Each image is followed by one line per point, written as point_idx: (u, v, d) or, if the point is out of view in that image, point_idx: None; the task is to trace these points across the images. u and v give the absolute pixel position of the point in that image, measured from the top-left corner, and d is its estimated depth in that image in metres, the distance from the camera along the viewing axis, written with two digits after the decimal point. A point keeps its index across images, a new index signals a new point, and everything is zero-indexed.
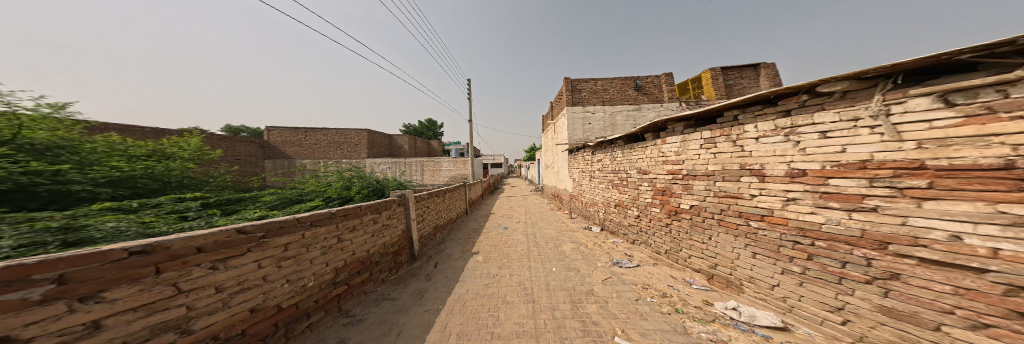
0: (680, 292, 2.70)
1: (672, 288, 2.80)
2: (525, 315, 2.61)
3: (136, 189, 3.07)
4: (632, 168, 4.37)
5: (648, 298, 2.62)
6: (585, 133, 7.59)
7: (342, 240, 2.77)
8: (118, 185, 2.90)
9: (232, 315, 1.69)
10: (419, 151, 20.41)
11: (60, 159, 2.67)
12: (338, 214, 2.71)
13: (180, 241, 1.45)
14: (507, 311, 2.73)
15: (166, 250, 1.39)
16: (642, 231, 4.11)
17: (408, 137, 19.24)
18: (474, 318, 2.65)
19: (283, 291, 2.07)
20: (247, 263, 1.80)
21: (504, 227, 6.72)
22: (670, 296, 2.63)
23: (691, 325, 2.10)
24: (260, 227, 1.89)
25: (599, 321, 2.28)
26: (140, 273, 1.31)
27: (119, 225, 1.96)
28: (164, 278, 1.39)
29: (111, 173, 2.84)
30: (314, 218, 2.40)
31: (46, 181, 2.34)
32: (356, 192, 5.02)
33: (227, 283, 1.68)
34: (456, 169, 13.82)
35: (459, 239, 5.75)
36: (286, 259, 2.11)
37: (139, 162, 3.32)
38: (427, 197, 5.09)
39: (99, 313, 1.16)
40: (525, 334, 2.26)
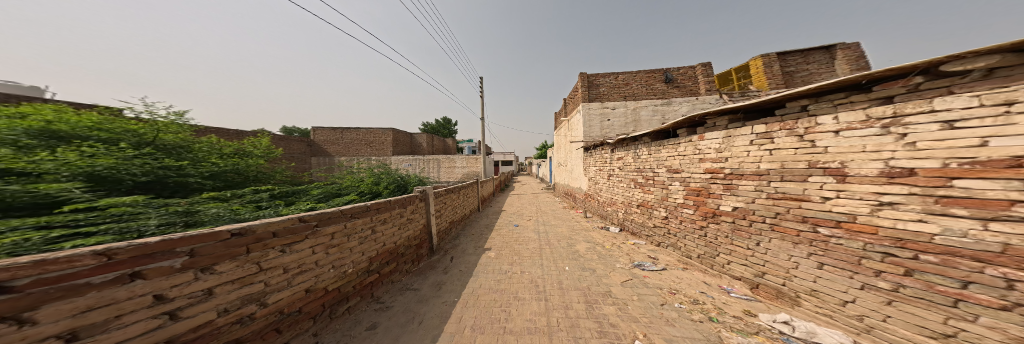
0: (715, 300, 2.54)
1: (705, 295, 2.65)
2: (538, 312, 2.62)
3: (230, 182, 3.51)
4: (660, 166, 4.17)
5: (676, 303, 2.50)
6: (605, 130, 7.36)
7: (376, 231, 2.97)
8: (217, 178, 3.35)
9: (294, 293, 1.91)
10: (436, 149, 21.03)
11: (182, 157, 3.20)
12: (372, 208, 2.89)
13: (262, 226, 1.67)
14: (516, 309, 2.72)
15: (254, 234, 1.62)
16: (672, 233, 3.92)
17: (425, 135, 19.89)
18: (487, 312, 2.71)
19: (331, 274, 2.29)
20: (305, 248, 2.02)
21: (515, 225, 6.74)
22: (703, 303, 2.48)
23: (729, 335, 1.97)
24: (316, 217, 2.10)
25: (618, 324, 2.22)
26: (237, 251, 1.53)
27: (219, 212, 2.26)
28: (252, 257, 1.62)
29: (213, 168, 3.31)
30: (354, 210, 2.59)
31: (173, 174, 2.76)
32: (384, 187, 5.31)
33: (292, 265, 1.90)
34: (469, 166, 14.03)
35: (471, 235, 5.88)
36: (335, 247, 2.33)
37: (229, 160, 3.77)
38: (443, 193, 5.27)
39: (211, 283, 1.40)
40: (536, 331, 2.28)
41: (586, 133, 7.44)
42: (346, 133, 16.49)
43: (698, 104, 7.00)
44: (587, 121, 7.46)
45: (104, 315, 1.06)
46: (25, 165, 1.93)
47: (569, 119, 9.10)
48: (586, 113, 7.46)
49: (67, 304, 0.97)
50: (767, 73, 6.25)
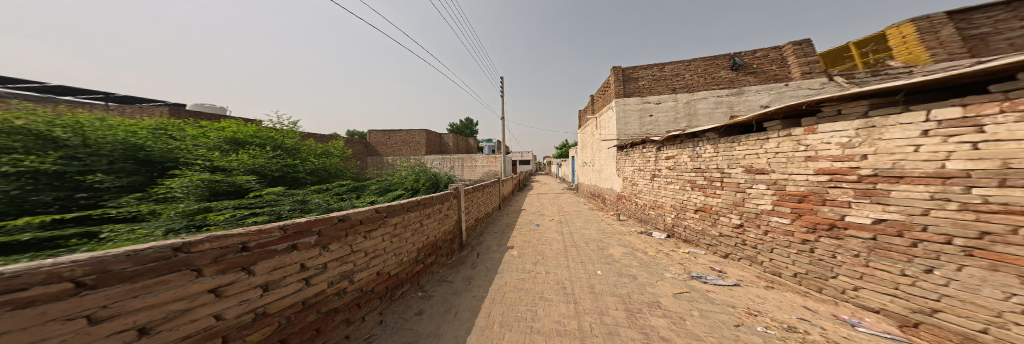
0: (819, 329, 2.05)
1: (804, 322, 2.16)
2: (566, 314, 2.54)
3: (323, 176, 5.12)
4: (732, 166, 3.65)
5: (759, 327, 2.12)
6: (644, 127, 6.95)
7: (423, 224, 3.30)
8: (313, 174, 4.85)
9: (367, 275, 2.27)
10: (461, 148, 21.85)
11: (298, 156, 4.90)
12: (420, 203, 3.21)
13: (355, 215, 2.12)
14: (545, 309, 2.69)
15: (351, 220, 2.07)
16: (755, 248, 3.30)
17: (452, 135, 20.73)
18: (513, 309, 2.70)
19: (391, 262, 2.62)
20: (380, 235, 2.44)
21: (536, 224, 6.66)
22: (802, 331, 2.03)
23: None
24: (385, 210, 2.50)
25: (670, 338, 2.04)
26: (341, 235, 1.99)
27: (318, 201, 3.35)
28: (348, 240, 2.07)
29: (313, 166, 4.88)
30: (409, 204, 2.95)
31: (292, 171, 4.38)
32: (422, 183, 5.70)
33: (370, 250, 2.32)
34: (490, 165, 14.23)
35: (495, 233, 5.94)
36: (397, 236, 2.72)
37: (323, 159, 5.37)
38: (471, 191, 5.46)
39: (326, 258, 1.87)
40: (568, 334, 2.21)
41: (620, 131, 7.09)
42: (382, 136, 17.89)
43: (783, 90, 6.29)
44: (621, 118, 7.11)
45: (279, 274, 1.52)
46: (226, 164, 3.36)
47: (598, 117, 8.74)
48: (619, 109, 7.13)
49: (266, 263, 1.45)
50: (930, 40, 4.15)
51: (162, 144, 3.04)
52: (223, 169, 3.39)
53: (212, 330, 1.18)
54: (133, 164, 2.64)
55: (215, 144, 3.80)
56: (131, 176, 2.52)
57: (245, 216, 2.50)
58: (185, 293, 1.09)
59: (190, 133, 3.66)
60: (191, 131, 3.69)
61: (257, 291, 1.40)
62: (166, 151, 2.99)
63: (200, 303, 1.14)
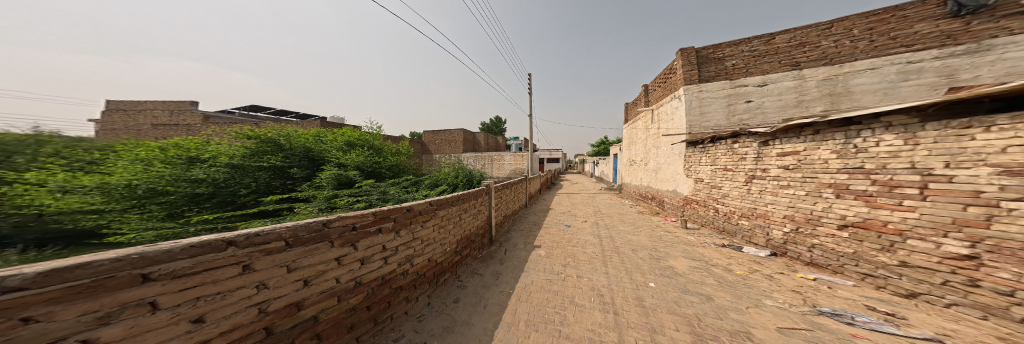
0: None
1: None
2: (603, 324, 2.27)
3: (398, 169, 6.72)
4: (960, 163, 2.32)
5: None
6: (732, 117, 5.47)
7: (465, 218, 3.58)
8: (393, 169, 6.57)
9: (420, 260, 2.63)
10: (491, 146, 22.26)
11: (383, 154, 6.74)
12: (460, 197, 3.42)
13: (418, 206, 2.54)
14: (576, 314, 2.46)
15: (414, 210, 2.50)
16: (1008, 297, 2.06)
17: (483, 133, 21.23)
18: (541, 310, 2.52)
19: (438, 250, 2.94)
20: (434, 225, 2.84)
21: (567, 225, 6.31)
22: None
23: None
24: (433, 203, 2.83)
25: None
26: (409, 222, 2.45)
27: (394, 191, 4.83)
28: (412, 228, 2.50)
29: (393, 162, 6.60)
30: (451, 199, 3.20)
31: (380, 166, 6.21)
32: (459, 180, 5.81)
33: (427, 237, 2.73)
34: (517, 163, 14.12)
35: (521, 231, 5.79)
36: (446, 227, 3.10)
37: (398, 159, 6.98)
38: (499, 188, 5.39)
39: (397, 242, 2.33)
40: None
41: (693, 123, 5.88)
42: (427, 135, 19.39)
43: None
44: (693, 107, 5.91)
45: (369, 252, 2.02)
46: (342, 162, 5.36)
47: (658, 108, 7.65)
48: (691, 98, 5.95)
49: (363, 242, 1.97)
50: None
51: (320, 152, 5.46)
52: (343, 165, 5.49)
53: (334, 287, 1.75)
54: (306, 161, 5.15)
55: (340, 146, 6.08)
56: (301, 170, 4.91)
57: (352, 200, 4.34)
58: (324, 259, 1.67)
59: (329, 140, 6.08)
60: (330, 139, 6.09)
61: (358, 263, 1.93)
62: (321, 154, 5.44)
63: (329, 267, 1.71)
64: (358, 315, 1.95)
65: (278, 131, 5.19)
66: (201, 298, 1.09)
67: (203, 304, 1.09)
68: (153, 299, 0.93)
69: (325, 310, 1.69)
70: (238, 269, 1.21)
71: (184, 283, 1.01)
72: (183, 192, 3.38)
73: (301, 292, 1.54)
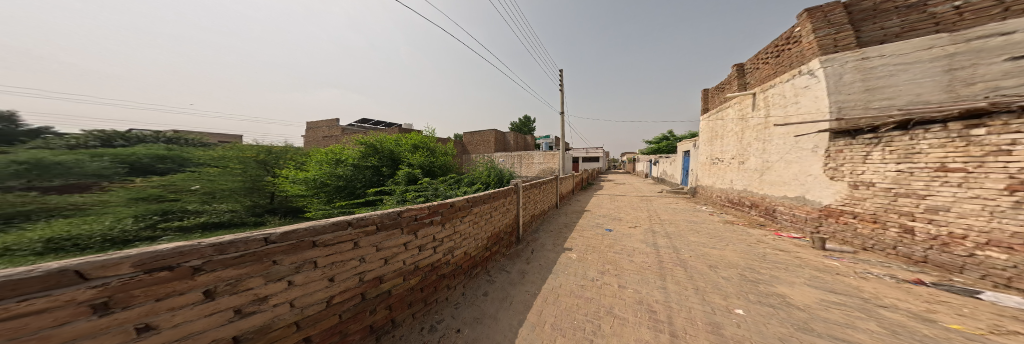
0: None
1: None
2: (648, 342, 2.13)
3: (449, 167, 7.49)
4: None
5: None
6: (960, 88, 3.26)
7: (497, 217, 3.87)
8: (447, 167, 7.42)
9: (459, 252, 2.99)
10: (520, 145, 22.55)
11: (442, 154, 7.52)
12: (492, 195, 3.68)
13: (458, 201, 2.94)
14: (612, 325, 2.39)
15: (456, 206, 2.90)
16: None
17: (513, 133, 21.69)
18: (569, 315, 2.58)
19: (472, 244, 3.28)
20: (472, 218, 3.23)
21: (607, 229, 6.00)
22: None
23: None
24: (470, 201, 3.18)
25: None
26: (453, 215, 2.87)
27: (444, 191, 5.44)
28: (454, 221, 2.91)
29: (446, 161, 7.35)
30: (484, 196, 3.49)
31: (438, 164, 7.09)
32: (490, 179, 6.16)
33: (466, 230, 3.13)
34: (547, 162, 13.96)
35: (549, 231, 5.83)
36: (481, 223, 3.44)
37: (449, 159, 7.69)
38: (528, 188, 5.49)
39: (445, 232, 2.76)
40: None
41: (857, 103, 4.06)
42: (466, 136, 20.88)
43: None
44: (848, 84, 4.21)
45: (426, 239, 2.50)
46: (410, 165, 6.52)
47: (768, 91, 5.93)
48: (839, 71, 4.29)
49: (422, 231, 2.44)
50: None
51: (399, 154, 7.05)
52: (412, 165, 6.69)
53: (400, 268, 2.22)
54: (389, 162, 6.96)
55: (413, 145, 7.32)
56: (387, 169, 6.87)
57: (417, 196, 5.34)
58: (395, 244, 2.16)
59: (409, 141, 7.37)
60: (411, 140, 7.35)
61: (416, 250, 2.38)
62: (399, 155, 7.03)
63: (400, 250, 2.21)
64: (414, 294, 2.40)
65: (377, 138, 7.19)
66: (330, 263, 1.66)
67: (330, 268, 1.66)
68: (315, 259, 1.56)
69: (393, 286, 2.16)
70: (351, 245, 1.78)
71: (325, 251, 1.62)
72: (335, 185, 6.61)
73: (380, 269, 2.03)
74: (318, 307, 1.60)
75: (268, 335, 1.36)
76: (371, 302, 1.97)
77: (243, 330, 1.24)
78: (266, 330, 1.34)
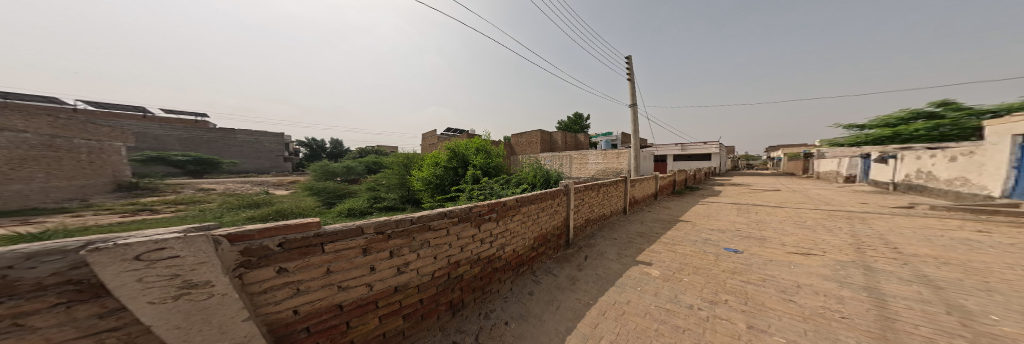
0: None
1: None
2: None
3: (501, 167, 8.20)
4: None
5: None
6: None
7: (551, 219, 3.91)
8: (500, 167, 8.15)
9: (510, 249, 3.03)
10: (569, 144, 20.63)
11: (497, 154, 8.29)
12: (540, 196, 3.53)
13: (512, 199, 3.03)
14: None
15: (508, 204, 2.98)
16: None
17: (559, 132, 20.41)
18: (636, 334, 2.23)
19: (521, 243, 3.25)
20: (529, 215, 3.31)
21: (730, 250, 4.49)
22: None
23: None
24: (519, 200, 3.14)
25: None
26: (513, 211, 3.04)
27: (499, 191, 6.10)
28: (509, 217, 3.01)
29: (500, 161, 8.07)
30: (532, 197, 3.39)
31: (494, 164, 7.91)
32: (536, 179, 6.30)
33: (523, 228, 3.25)
34: (604, 162, 12.08)
35: (604, 238, 5.16)
36: (535, 223, 3.49)
37: (500, 158, 8.38)
38: (582, 189, 4.96)
39: (504, 226, 2.94)
40: None
41: None
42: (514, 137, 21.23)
43: None
44: None
45: (497, 231, 2.83)
46: (475, 168, 7.66)
47: None
48: None
49: (486, 225, 2.72)
50: None
51: (468, 157, 8.23)
52: (477, 167, 7.82)
53: (467, 257, 2.54)
54: (460, 163, 8.36)
55: (476, 146, 8.42)
56: (459, 169, 8.29)
57: (480, 196, 6.24)
58: (467, 235, 2.53)
59: (471, 143, 8.52)
60: (472, 143, 8.49)
61: (478, 243, 2.64)
62: (466, 157, 8.31)
63: (474, 239, 2.61)
64: (477, 281, 2.75)
65: (455, 143, 8.75)
66: (435, 244, 2.25)
67: (431, 249, 2.23)
68: (432, 240, 2.22)
69: (464, 272, 2.52)
70: (445, 232, 2.32)
71: (435, 234, 2.24)
72: (433, 182, 8.68)
73: (456, 255, 2.45)
74: (421, 279, 2.16)
75: (407, 290, 2.05)
76: (445, 283, 2.36)
77: (398, 283, 1.99)
78: (407, 285, 2.05)
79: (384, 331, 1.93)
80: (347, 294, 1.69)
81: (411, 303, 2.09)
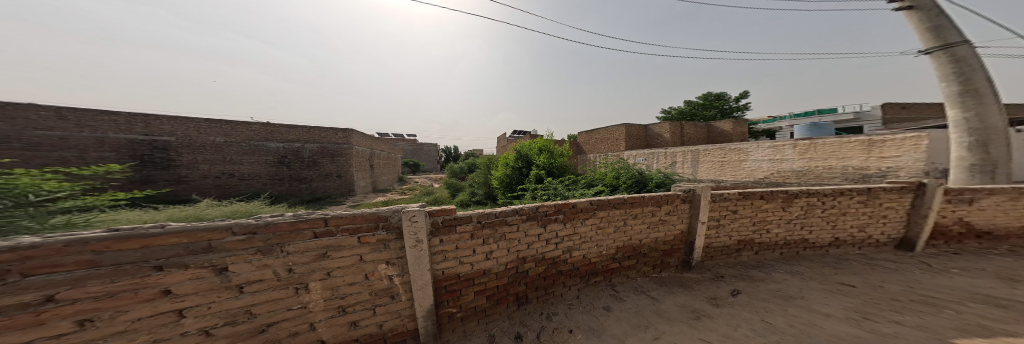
0: None
1: None
2: None
3: (562, 170, 7.02)
4: None
5: None
6: None
7: (660, 233, 3.13)
8: (562, 171, 6.99)
9: (578, 254, 2.85)
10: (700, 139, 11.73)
11: (560, 158, 7.20)
12: (627, 201, 2.99)
13: (581, 203, 2.84)
14: None
15: (578, 206, 2.82)
16: None
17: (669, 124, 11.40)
18: None
19: (595, 250, 2.93)
20: (617, 219, 2.97)
21: None
22: None
23: None
24: (594, 203, 2.88)
25: None
26: (587, 213, 2.87)
27: (562, 192, 4.40)
28: (574, 222, 2.84)
29: (561, 164, 6.96)
30: (614, 201, 2.95)
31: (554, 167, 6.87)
32: (621, 180, 4.23)
33: (606, 239, 2.97)
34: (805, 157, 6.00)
35: (803, 278, 2.76)
36: (625, 235, 3.02)
37: (562, 160, 7.21)
38: (738, 199, 3.13)
39: (575, 229, 2.85)
40: None
41: None
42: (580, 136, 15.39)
43: None
44: None
45: (567, 232, 2.82)
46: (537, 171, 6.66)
47: None
48: None
49: (551, 225, 2.78)
50: None
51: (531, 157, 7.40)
52: (539, 169, 6.79)
53: (533, 255, 2.73)
54: (521, 162, 7.43)
55: (539, 146, 7.52)
56: (518, 169, 7.36)
57: (538, 196, 4.75)
58: (533, 233, 2.72)
59: (533, 143, 7.67)
60: (534, 143, 7.65)
61: (542, 242, 2.75)
62: (529, 158, 7.42)
63: (546, 238, 2.76)
64: (541, 282, 2.76)
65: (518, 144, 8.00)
66: (509, 238, 2.65)
67: (507, 242, 2.65)
68: (513, 235, 2.66)
69: (529, 268, 2.72)
70: (514, 228, 2.66)
71: (510, 229, 2.65)
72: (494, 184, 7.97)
73: (524, 251, 2.71)
74: (498, 267, 2.62)
75: (490, 273, 2.59)
76: (514, 275, 2.67)
77: (484, 267, 2.57)
78: (489, 271, 2.59)
79: (475, 305, 2.53)
80: (464, 267, 2.47)
81: (490, 287, 2.59)
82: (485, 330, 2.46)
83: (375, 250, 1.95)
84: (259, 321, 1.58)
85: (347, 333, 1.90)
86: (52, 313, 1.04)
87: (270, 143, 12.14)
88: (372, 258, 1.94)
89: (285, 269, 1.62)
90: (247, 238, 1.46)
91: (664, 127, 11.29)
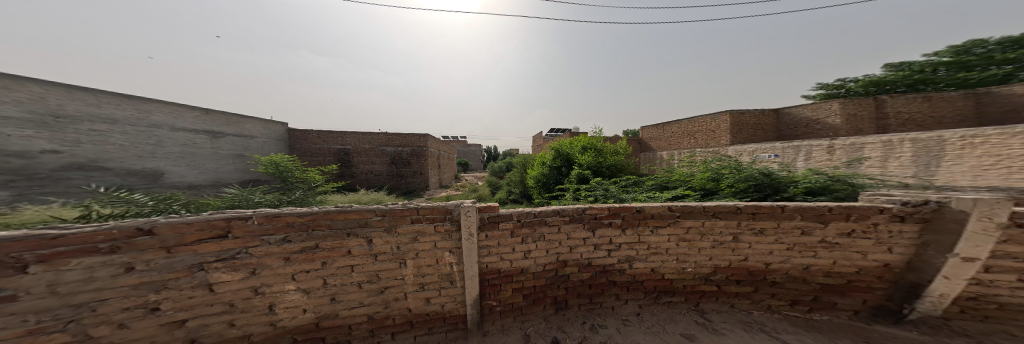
0: None
1: None
2: None
3: (611, 170, 6.02)
4: None
5: None
6: None
7: (817, 260, 1.95)
8: (612, 173, 6.01)
9: (640, 265, 2.21)
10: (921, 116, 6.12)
11: (612, 158, 6.18)
12: (745, 211, 1.95)
13: (650, 207, 2.09)
14: None
15: (646, 212, 2.10)
16: None
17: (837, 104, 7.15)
18: None
19: (674, 265, 2.18)
20: (726, 234, 2.04)
21: None
22: None
23: None
24: (675, 208, 2.05)
25: None
26: (665, 223, 2.10)
27: (616, 195, 3.47)
28: (638, 230, 2.15)
29: (609, 163, 6.00)
30: (719, 208, 1.99)
31: (601, 168, 5.91)
32: (727, 184, 3.11)
33: (701, 257, 2.13)
34: None
35: None
36: (738, 255, 2.06)
37: (612, 159, 6.16)
38: None
39: (639, 237, 2.16)
40: None
41: None
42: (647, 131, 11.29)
43: None
44: None
45: (628, 240, 2.18)
46: (580, 171, 5.75)
47: None
48: None
49: (603, 231, 2.18)
50: None
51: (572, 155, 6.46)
52: (584, 170, 5.81)
53: (576, 259, 2.25)
54: (561, 162, 6.56)
55: (583, 144, 6.59)
56: (558, 169, 6.49)
57: (583, 199, 3.87)
58: (578, 237, 2.20)
59: (575, 140, 6.77)
60: (578, 140, 6.72)
61: (589, 247, 2.21)
62: (571, 157, 6.48)
63: (599, 244, 2.20)
64: (586, 289, 2.31)
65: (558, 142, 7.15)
66: (549, 239, 2.19)
67: (546, 243, 2.21)
68: (559, 239, 2.20)
69: (571, 273, 2.27)
70: (556, 230, 2.17)
71: (550, 230, 2.18)
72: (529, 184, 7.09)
73: (564, 254, 2.24)
74: (537, 268, 2.24)
75: (528, 273, 2.24)
76: (553, 278, 2.28)
77: (522, 266, 2.21)
78: (526, 271, 2.23)
79: (513, 301, 2.28)
80: (505, 264, 2.18)
81: (528, 286, 2.27)
82: (519, 329, 2.19)
83: (448, 239, 2.03)
84: (380, 284, 1.96)
85: (422, 307, 2.10)
86: (320, 255, 1.76)
87: (385, 147, 10.71)
88: (445, 246, 2.04)
89: (396, 247, 1.94)
90: (380, 218, 1.86)
91: (828, 106, 7.31)
